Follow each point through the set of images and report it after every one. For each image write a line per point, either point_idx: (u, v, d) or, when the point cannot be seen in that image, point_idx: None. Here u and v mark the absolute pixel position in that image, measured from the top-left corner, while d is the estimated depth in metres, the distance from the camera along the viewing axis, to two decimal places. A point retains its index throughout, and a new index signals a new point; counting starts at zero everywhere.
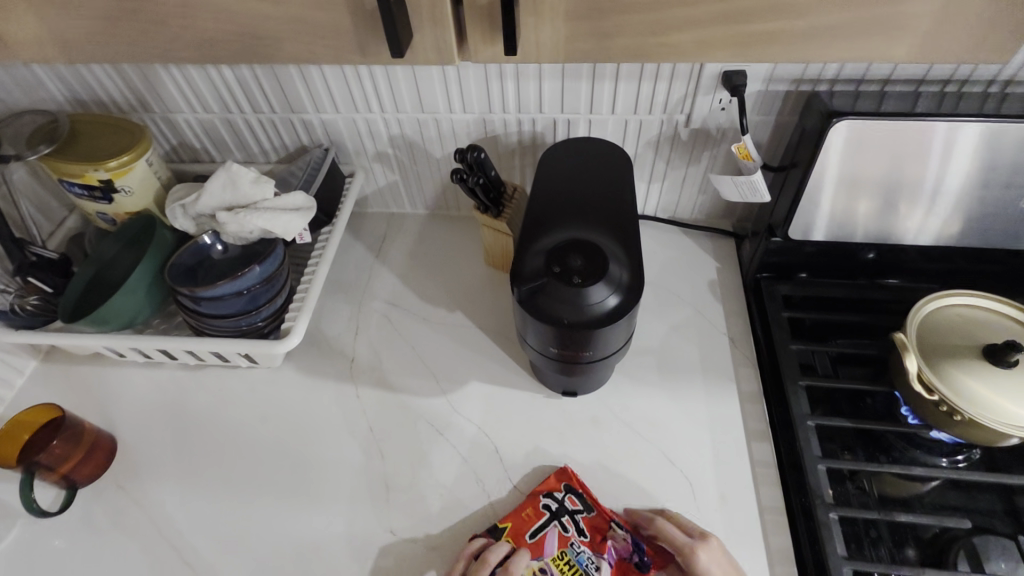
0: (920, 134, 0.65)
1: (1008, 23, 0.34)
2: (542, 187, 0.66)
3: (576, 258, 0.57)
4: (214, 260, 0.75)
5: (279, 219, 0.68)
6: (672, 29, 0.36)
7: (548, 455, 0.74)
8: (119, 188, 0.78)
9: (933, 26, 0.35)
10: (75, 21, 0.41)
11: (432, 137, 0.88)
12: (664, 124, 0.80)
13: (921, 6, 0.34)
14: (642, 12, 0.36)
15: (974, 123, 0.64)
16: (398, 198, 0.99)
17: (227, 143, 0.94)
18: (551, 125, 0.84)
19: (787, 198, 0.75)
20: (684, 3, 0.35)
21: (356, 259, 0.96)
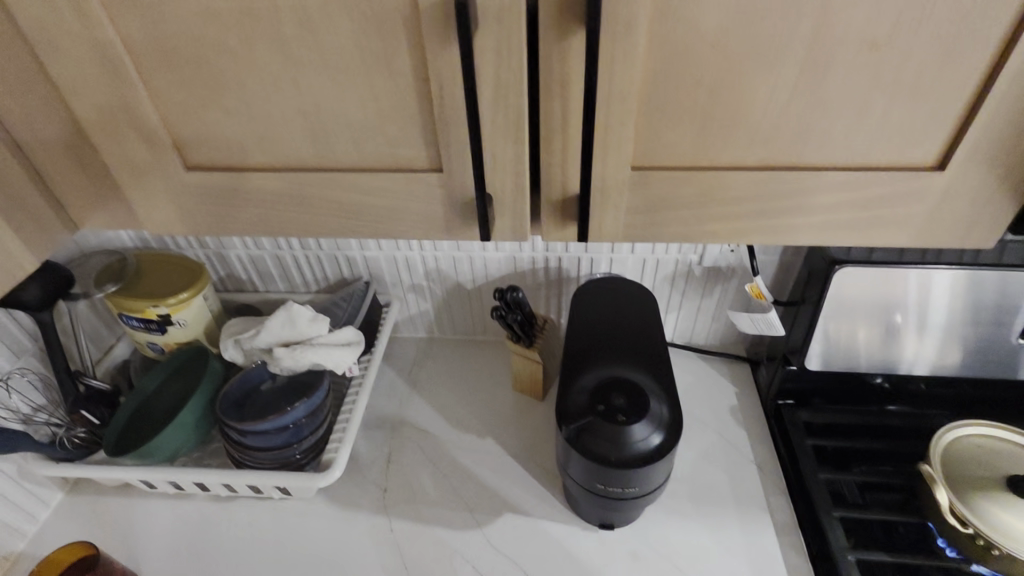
0: (909, 278, 0.74)
1: (985, 218, 0.43)
2: (579, 326, 0.72)
3: (619, 397, 0.62)
4: (261, 392, 0.78)
5: (332, 355, 0.73)
6: (717, 219, 0.44)
7: None
8: (175, 321, 0.84)
9: (926, 220, 0.44)
10: (203, 207, 0.47)
11: (464, 271, 0.96)
12: (678, 262, 0.89)
13: (915, 208, 0.43)
14: (691, 207, 0.44)
15: (956, 269, 0.72)
16: (427, 324, 1.04)
17: (272, 275, 1.01)
18: (576, 262, 0.91)
19: (800, 331, 0.81)
20: (727, 202, 0.43)
21: (386, 385, 0.99)
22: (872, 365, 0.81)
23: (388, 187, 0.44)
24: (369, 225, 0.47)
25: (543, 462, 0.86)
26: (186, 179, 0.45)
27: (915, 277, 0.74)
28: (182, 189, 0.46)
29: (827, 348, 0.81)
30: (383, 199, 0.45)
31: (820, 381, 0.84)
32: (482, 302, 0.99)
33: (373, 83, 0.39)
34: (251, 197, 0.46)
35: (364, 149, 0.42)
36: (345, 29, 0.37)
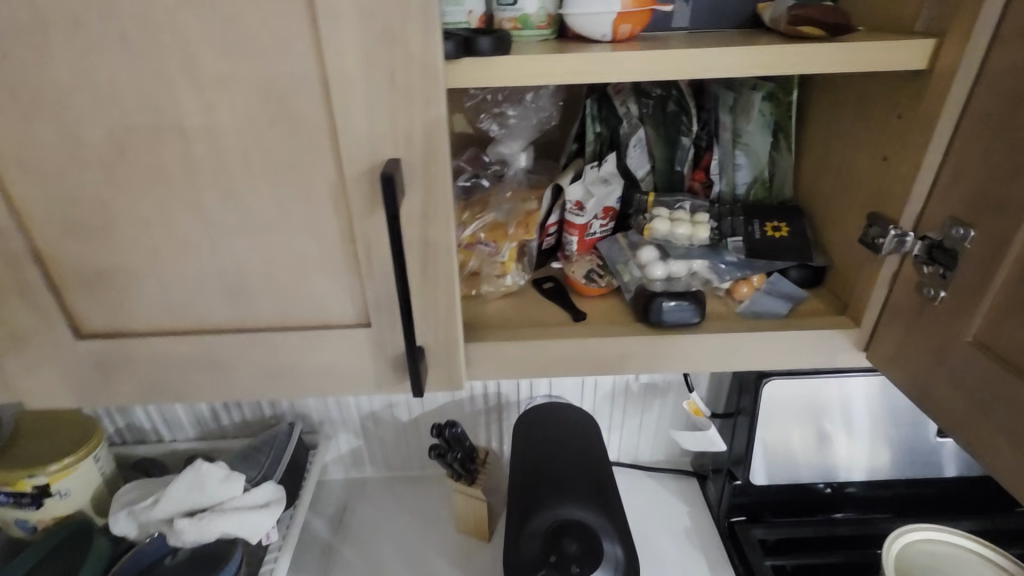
0: (830, 386, 0.78)
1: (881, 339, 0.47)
2: (524, 460, 0.68)
3: (571, 543, 0.60)
4: (163, 565, 0.67)
5: (247, 521, 0.64)
6: None
7: None
8: (54, 492, 0.71)
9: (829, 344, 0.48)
10: (100, 374, 0.43)
11: (400, 403, 0.91)
12: (616, 380, 0.89)
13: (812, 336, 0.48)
14: None
15: (868, 375, 0.78)
16: (360, 463, 0.96)
17: (182, 422, 0.91)
18: (515, 386, 0.89)
19: (741, 442, 0.82)
20: None
21: (311, 540, 0.87)
22: (810, 473, 0.82)
23: (313, 344, 0.42)
24: (293, 383, 0.44)
25: None
26: (81, 347, 0.41)
27: (835, 384, 0.78)
28: (74, 358, 0.42)
29: (769, 461, 0.82)
30: (308, 357, 0.42)
31: (767, 493, 0.83)
32: (419, 435, 0.93)
33: (298, 246, 0.38)
34: (153, 362, 0.42)
35: (287, 308, 0.40)
36: (269, 196, 0.36)
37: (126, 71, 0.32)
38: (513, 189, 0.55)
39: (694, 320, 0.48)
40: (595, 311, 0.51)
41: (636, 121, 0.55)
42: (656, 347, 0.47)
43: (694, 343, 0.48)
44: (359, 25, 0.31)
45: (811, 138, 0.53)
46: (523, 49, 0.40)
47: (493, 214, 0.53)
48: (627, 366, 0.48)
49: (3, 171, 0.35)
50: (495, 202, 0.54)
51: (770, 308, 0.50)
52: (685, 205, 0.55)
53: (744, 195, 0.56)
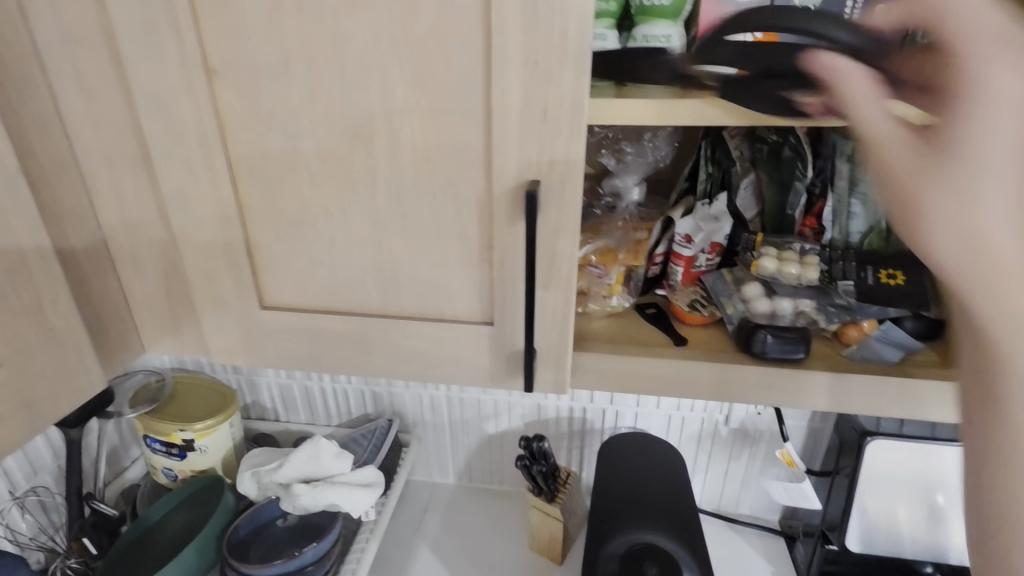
0: (941, 457, 0.74)
1: None
2: (607, 480, 0.71)
3: (651, 566, 0.62)
4: (271, 530, 0.75)
5: (351, 496, 0.72)
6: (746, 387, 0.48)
7: None
8: (196, 447, 0.84)
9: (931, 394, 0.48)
10: (270, 338, 0.52)
11: (488, 414, 0.96)
12: (704, 421, 0.88)
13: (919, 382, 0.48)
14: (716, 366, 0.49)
15: None
16: (444, 467, 1.01)
17: (297, 405, 1.02)
18: (600, 413, 0.91)
19: (838, 504, 0.78)
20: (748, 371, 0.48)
21: (396, 532, 0.93)
22: (915, 548, 0.77)
23: (442, 335, 0.48)
24: (419, 367, 0.50)
25: None
26: (262, 315, 0.51)
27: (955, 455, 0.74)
28: (254, 323, 0.51)
29: (868, 527, 0.78)
30: (436, 345, 0.49)
31: (864, 565, 0.78)
32: (502, 449, 0.98)
33: (444, 248, 0.45)
34: (313, 336, 0.51)
35: (426, 301, 0.47)
36: (429, 204, 0.44)
37: (341, 102, 0.42)
38: (624, 219, 0.60)
39: (800, 354, 0.49)
40: (697, 338, 0.54)
41: (749, 165, 0.58)
42: (754, 377, 0.49)
43: (794, 377, 0.49)
44: (523, 73, 0.38)
45: None
46: (653, 94, 0.46)
47: (605, 240, 0.57)
48: (724, 392, 0.50)
49: (236, 171, 0.46)
50: (607, 228, 0.59)
51: (881, 354, 0.51)
52: (795, 245, 0.55)
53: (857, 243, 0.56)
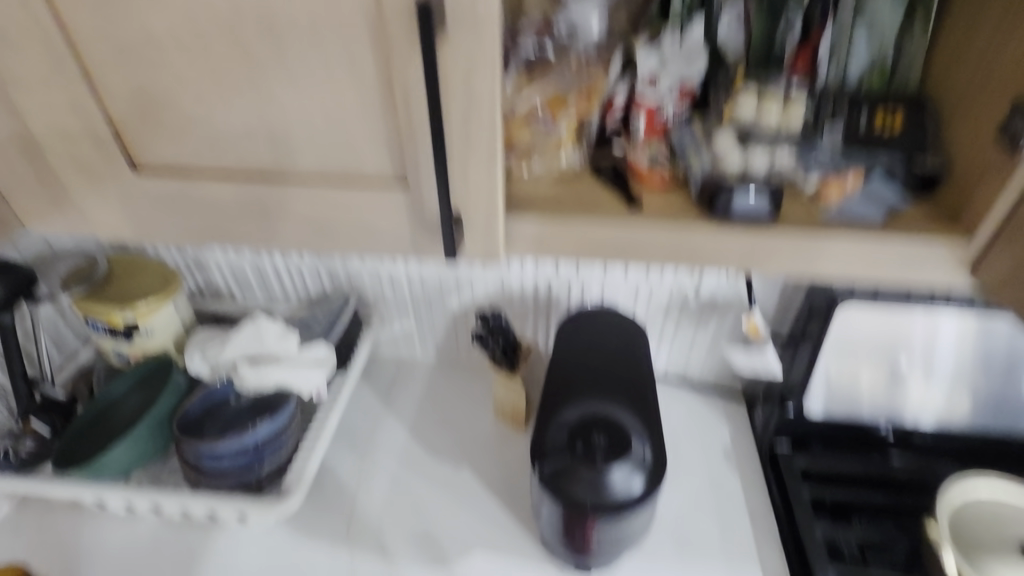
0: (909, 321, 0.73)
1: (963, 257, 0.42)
2: (563, 350, 0.69)
3: (599, 436, 0.58)
4: (223, 408, 0.74)
5: (300, 374, 0.70)
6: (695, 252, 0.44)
7: None
8: (141, 329, 0.80)
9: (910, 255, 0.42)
10: (161, 209, 0.45)
11: (450, 290, 0.91)
12: (673, 291, 0.85)
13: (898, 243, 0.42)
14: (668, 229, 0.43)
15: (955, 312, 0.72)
16: (411, 343, 0.99)
17: (251, 284, 0.98)
18: (565, 285, 0.87)
19: (801, 368, 0.76)
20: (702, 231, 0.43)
21: (363, 404, 0.94)
22: (871, 410, 0.79)
23: (350, 201, 0.42)
24: (331, 238, 0.44)
25: (519, 495, 0.81)
26: (140, 184, 0.44)
27: (924, 320, 0.73)
28: (134, 194, 0.45)
29: (829, 390, 0.79)
30: (346, 213, 0.43)
31: (818, 425, 0.80)
32: (468, 324, 0.94)
33: (340, 91, 0.38)
34: (203, 205, 0.44)
35: (326, 160, 0.41)
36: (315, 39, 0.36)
37: None
38: (578, 56, 0.49)
39: (765, 215, 0.43)
40: (652, 199, 0.46)
41: None
42: (712, 242, 0.43)
43: (759, 242, 0.43)
44: None
45: (964, 8, 0.44)
46: None
47: (554, 83, 0.48)
48: (678, 259, 0.45)
49: None
50: (557, 69, 0.49)
51: (863, 214, 0.43)
52: (781, 84, 0.47)
53: (855, 83, 0.48)
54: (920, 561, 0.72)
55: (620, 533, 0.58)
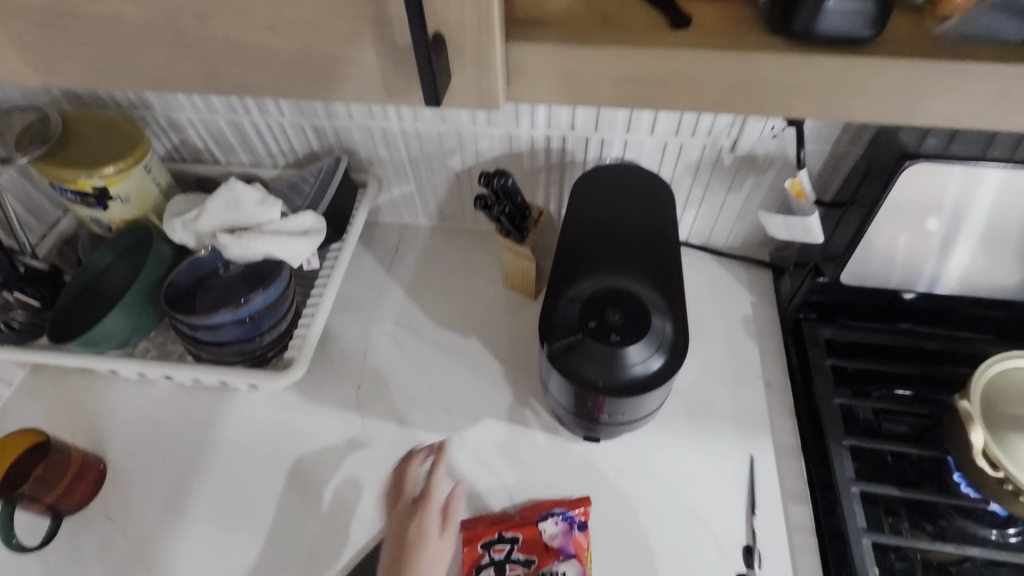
0: (972, 180, 0.62)
1: None
2: (577, 219, 0.61)
3: (615, 313, 0.53)
4: (215, 279, 0.70)
5: (286, 244, 0.63)
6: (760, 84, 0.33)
7: (560, 491, 0.69)
8: (114, 196, 0.72)
9: None
10: (65, 39, 0.35)
11: (451, 149, 0.81)
12: (706, 148, 0.73)
13: None
14: (723, 56, 0.32)
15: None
16: (412, 208, 0.92)
17: (233, 145, 0.87)
18: (582, 142, 0.76)
19: (844, 236, 0.68)
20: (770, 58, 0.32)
21: (364, 274, 0.89)
22: (905, 277, 0.71)
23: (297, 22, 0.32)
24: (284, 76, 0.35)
25: (527, 365, 0.79)
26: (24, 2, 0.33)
27: (980, 179, 0.61)
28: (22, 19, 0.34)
29: (866, 258, 0.70)
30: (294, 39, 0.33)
31: (851, 295, 0.73)
32: (473, 187, 0.86)
33: None
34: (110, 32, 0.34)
35: None
36: None
37: None
38: None
39: (867, 34, 0.32)
40: (704, 17, 0.35)
41: None
42: (781, 72, 0.32)
43: (846, 74, 0.32)
44: None
45: None
46: None
47: None
48: (734, 101, 0.34)
49: None
50: None
51: (996, 29, 0.32)
52: None
53: None
54: (938, 430, 0.69)
55: (635, 411, 0.55)
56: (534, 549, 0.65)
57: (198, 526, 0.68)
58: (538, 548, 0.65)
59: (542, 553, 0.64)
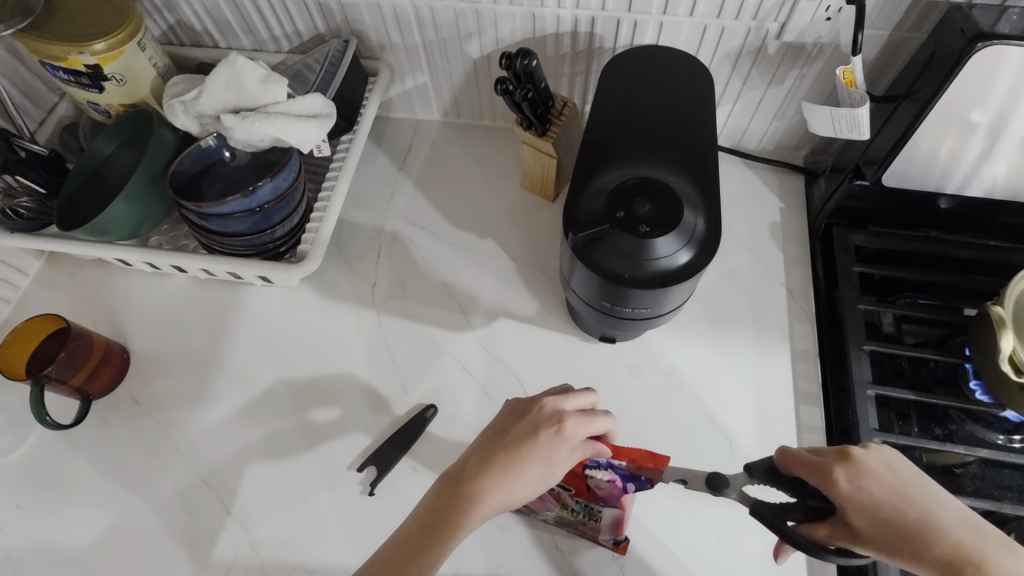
0: None
1: None
2: (606, 106, 0.57)
3: (645, 203, 0.50)
4: (222, 168, 0.67)
5: (294, 128, 0.60)
6: None
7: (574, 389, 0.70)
8: (109, 76, 0.67)
9: None
10: None
11: (469, 33, 0.74)
12: (751, 33, 0.66)
13: None
14: None
15: None
16: (425, 101, 0.86)
17: (232, 28, 0.80)
18: (613, 25, 0.69)
19: (891, 135, 0.64)
20: None
21: (376, 171, 0.86)
22: (952, 180, 0.67)
23: None
24: None
25: (544, 266, 0.78)
26: None
27: None
28: None
29: (911, 161, 0.65)
30: None
31: (887, 199, 0.70)
32: (491, 77, 0.80)
33: None
34: None
35: None
36: None
37: None
38: None
39: None
40: None
41: None
42: None
43: None
44: None
45: None
46: None
47: None
48: None
49: None
50: None
51: None
52: None
53: None
54: (959, 338, 0.68)
55: (659, 306, 0.53)
56: (574, 481, 0.56)
57: (221, 410, 0.70)
58: (581, 482, 0.56)
59: (582, 486, 0.56)
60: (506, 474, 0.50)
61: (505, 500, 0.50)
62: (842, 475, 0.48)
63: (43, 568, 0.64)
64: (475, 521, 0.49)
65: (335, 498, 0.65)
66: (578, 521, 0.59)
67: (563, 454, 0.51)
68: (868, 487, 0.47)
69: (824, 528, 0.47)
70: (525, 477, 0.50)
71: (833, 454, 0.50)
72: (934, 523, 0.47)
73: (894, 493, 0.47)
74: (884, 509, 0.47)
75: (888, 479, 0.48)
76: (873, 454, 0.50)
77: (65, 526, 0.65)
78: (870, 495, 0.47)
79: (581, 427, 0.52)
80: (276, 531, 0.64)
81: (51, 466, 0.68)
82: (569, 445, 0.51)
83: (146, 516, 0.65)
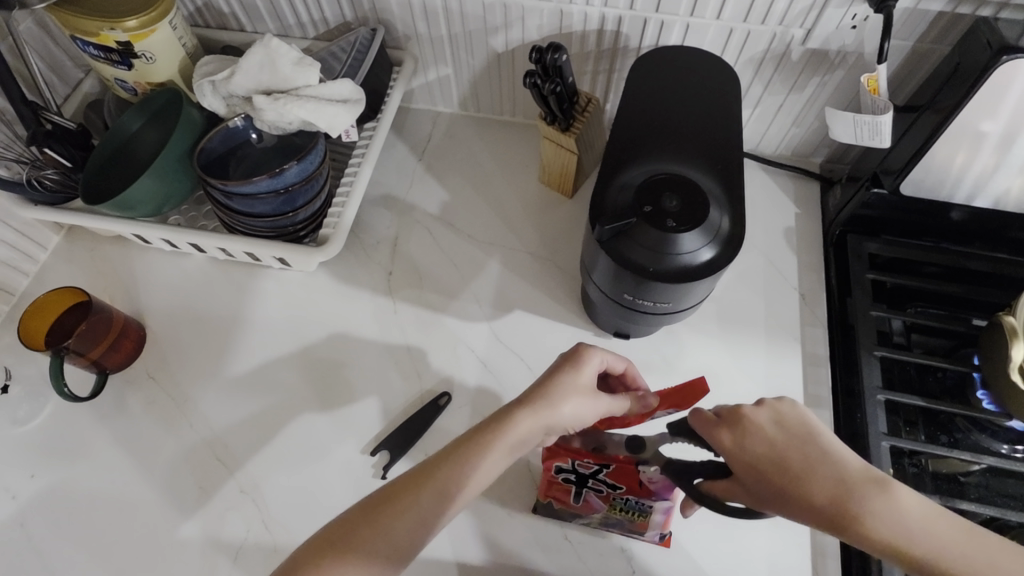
0: None
1: None
2: (634, 104, 0.58)
3: (672, 199, 0.51)
4: (248, 149, 0.68)
5: (324, 111, 0.61)
6: None
7: None
8: (139, 53, 0.68)
9: None
10: None
11: (496, 27, 0.74)
12: (776, 39, 0.67)
13: None
14: None
15: None
16: (447, 93, 0.87)
17: (260, 12, 0.80)
18: (640, 24, 0.69)
19: (910, 145, 0.64)
20: None
21: (395, 160, 0.86)
22: (967, 190, 0.67)
23: None
24: None
25: (560, 261, 0.78)
26: None
27: None
28: None
29: (929, 171, 0.66)
30: None
31: (903, 209, 0.71)
32: (514, 72, 0.80)
33: None
34: None
35: None
36: None
37: None
38: None
39: None
40: None
41: None
42: None
43: None
44: None
45: None
46: None
47: None
48: None
49: None
50: None
51: None
52: None
53: None
54: (967, 348, 0.69)
55: (680, 301, 0.54)
56: (625, 479, 0.53)
57: (237, 391, 0.71)
58: (632, 483, 0.53)
59: (633, 483, 0.53)
60: (542, 393, 0.52)
61: (548, 419, 0.51)
62: (727, 433, 0.49)
63: (56, 539, 0.64)
64: (518, 436, 0.50)
65: (347, 481, 0.66)
66: (623, 519, 0.58)
67: (587, 371, 0.54)
68: (751, 441, 0.49)
69: (723, 481, 0.48)
70: (561, 393, 0.52)
71: (727, 415, 0.51)
72: (816, 478, 0.47)
73: (775, 448, 0.48)
74: (765, 465, 0.47)
75: (772, 434, 0.49)
76: (765, 410, 0.51)
77: (79, 499, 0.66)
78: (758, 444, 0.48)
79: (602, 352, 0.56)
80: (287, 511, 0.64)
81: (65, 438, 0.69)
82: (593, 364, 0.54)
83: (158, 491, 0.66)
